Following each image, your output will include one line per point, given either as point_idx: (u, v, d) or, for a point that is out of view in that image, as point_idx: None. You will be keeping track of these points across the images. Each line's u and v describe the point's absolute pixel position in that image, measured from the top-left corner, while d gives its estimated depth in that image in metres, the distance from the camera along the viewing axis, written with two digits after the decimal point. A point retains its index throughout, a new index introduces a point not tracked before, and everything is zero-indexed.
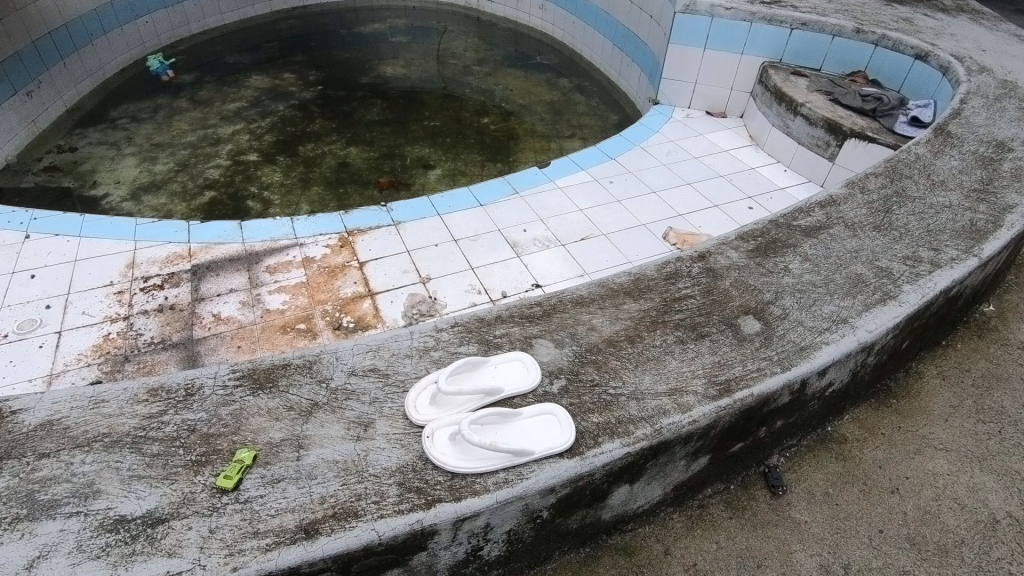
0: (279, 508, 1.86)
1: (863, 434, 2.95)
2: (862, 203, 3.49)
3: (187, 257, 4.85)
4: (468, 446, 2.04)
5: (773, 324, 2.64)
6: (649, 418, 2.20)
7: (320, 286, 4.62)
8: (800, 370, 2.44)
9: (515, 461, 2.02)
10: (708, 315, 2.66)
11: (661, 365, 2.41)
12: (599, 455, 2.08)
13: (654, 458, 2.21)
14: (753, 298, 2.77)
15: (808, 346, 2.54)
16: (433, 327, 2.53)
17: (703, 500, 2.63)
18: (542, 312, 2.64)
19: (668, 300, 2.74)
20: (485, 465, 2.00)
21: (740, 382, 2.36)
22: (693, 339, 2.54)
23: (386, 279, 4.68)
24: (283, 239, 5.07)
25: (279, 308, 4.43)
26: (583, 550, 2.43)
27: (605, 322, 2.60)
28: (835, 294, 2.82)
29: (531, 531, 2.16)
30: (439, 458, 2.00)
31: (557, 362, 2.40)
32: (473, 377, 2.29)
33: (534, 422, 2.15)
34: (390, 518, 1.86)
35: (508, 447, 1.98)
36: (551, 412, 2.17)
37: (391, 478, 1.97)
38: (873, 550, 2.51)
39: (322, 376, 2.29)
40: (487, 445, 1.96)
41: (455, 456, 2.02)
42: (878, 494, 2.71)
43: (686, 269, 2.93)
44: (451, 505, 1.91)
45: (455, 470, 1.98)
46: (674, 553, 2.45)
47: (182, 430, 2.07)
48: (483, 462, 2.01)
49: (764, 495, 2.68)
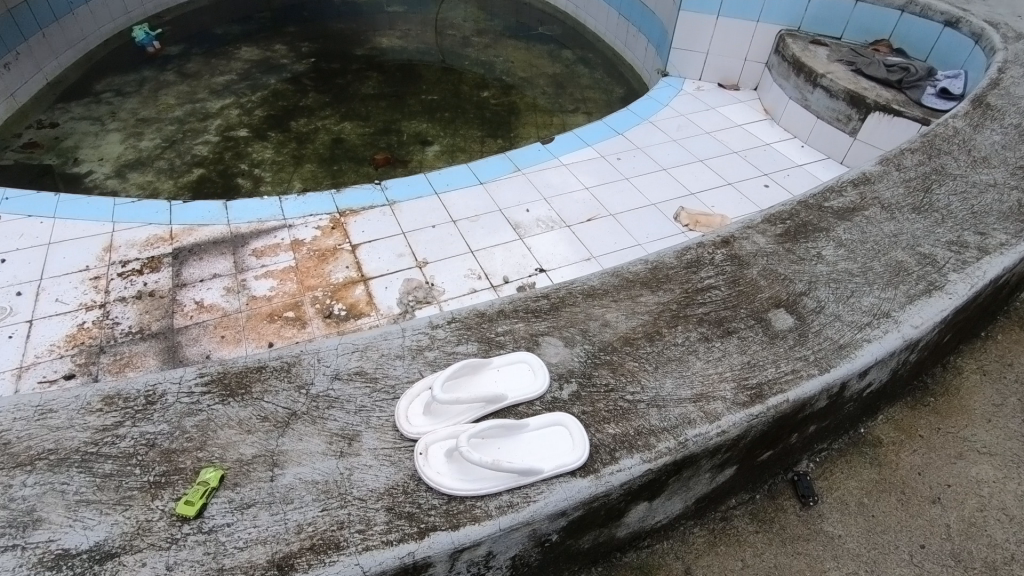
0: (248, 539, 1.61)
1: (899, 437, 2.70)
2: (898, 182, 3.18)
3: (168, 240, 4.57)
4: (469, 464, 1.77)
5: (808, 319, 2.36)
6: (672, 429, 1.94)
7: (310, 271, 4.33)
8: (840, 372, 2.17)
9: (520, 482, 1.76)
10: (735, 309, 2.38)
11: (683, 366, 2.14)
12: (617, 473, 1.82)
13: (677, 474, 1.96)
14: (784, 289, 2.49)
15: (847, 344, 2.26)
16: (428, 323, 2.27)
17: (726, 512, 2.39)
18: (550, 305, 2.37)
19: (690, 291, 2.46)
20: (486, 487, 1.74)
21: (773, 386, 2.10)
22: (718, 336, 2.27)
23: (380, 263, 4.40)
24: (270, 220, 4.78)
25: (266, 295, 4.15)
26: (595, 570, 2.19)
27: (619, 317, 2.33)
28: (874, 284, 2.53)
29: (539, 555, 1.92)
30: (435, 479, 1.74)
31: (567, 364, 2.13)
32: (474, 382, 2.02)
33: (542, 435, 1.89)
34: (377, 550, 1.61)
35: (514, 467, 1.71)
36: (562, 423, 1.92)
37: (378, 501, 1.71)
38: (914, 569, 2.27)
39: (302, 381, 2.02)
40: (490, 464, 1.69)
41: (453, 475, 1.76)
42: (918, 504, 2.47)
43: (708, 256, 2.64)
44: (448, 534, 1.66)
45: (452, 491, 1.72)
46: (695, 573, 2.22)
47: (140, 446, 1.81)
48: (485, 483, 1.75)
49: (793, 506, 2.43)
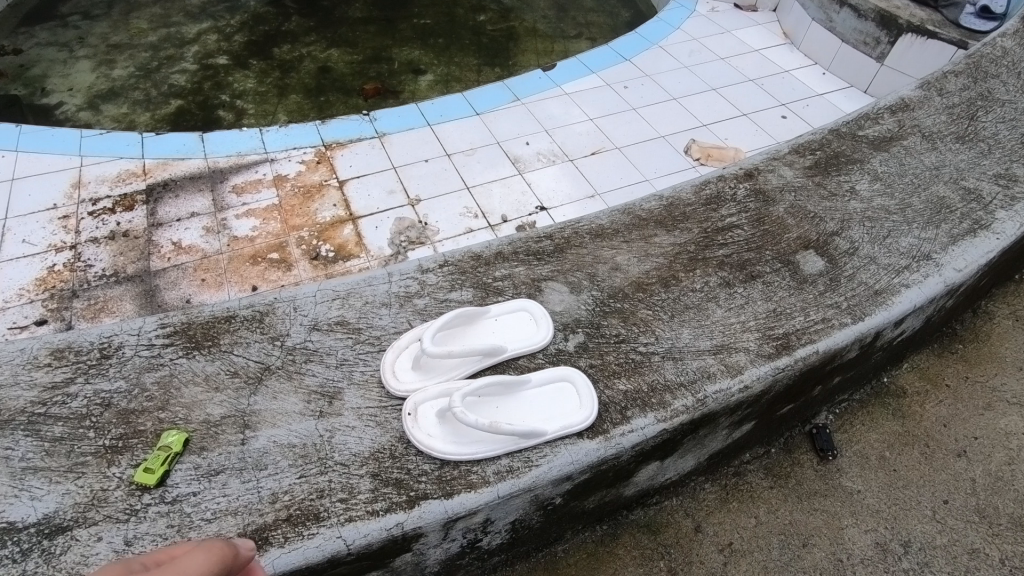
0: (217, 510, 1.44)
1: (924, 386, 2.53)
2: (940, 108, 2.86)
3: (141, 176, 4.26)
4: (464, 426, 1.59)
5: (840, 262, 2.12)
6: (690, 384, 1.74)
7: (294, 209, 4.05)
8: (875, 321, 1.96)
9: (521, 445, 1.58)
10: (759, 251, 2.14)
11: (702, 315, 1.93)
12: (628, 434, 1.64)
13: (693, 433, 1.78)
14: (814, 228, 2.23)
15: (883, 290, 2.04)
16: (417, 267, 2.03)
17: (739, 467, 2.25)
18: (553, 247, 2.12)
19: (709, 230, 2.21)
20: (483, 451, 1.56)
21: (802, 337, 1.88)
22: (740, 281, 2.04)
23: (370, 200, 4.11)
24: (251, 154, 4.45)
25: (248, 235, 3.88)
26: (600, 528, 2.06)
27: (630, 261, 2.09)
28: (913, 223, 2.28)
29: (540, 517, 1.77)
30: (425, 442, 1.56)
31: (573, 313, 1.91)
32: (470, 334, 1.81)
33: (545, 392, 1.70)
34: (362, 521, 1.44)
35: (514, 430, 1.52)
36: (567, 379, 1.73)
37: (362, 467, 1.53)
38: (937, 526, 2.15)
39: (276, 332, 1.81)
40: (488, 427, 1.50)
41: (446, 438, 1.58)
42: (941, 457, 2.33)
43: (729, 190, 2.37)
44: (440, 502, 1.49)
45: (444, 456, 1.55)
46: (706, 530, 2.09)
47: (94, 405, 1.61)
48: (482, 447, 1.57)
49: (810, 460, 2.29)
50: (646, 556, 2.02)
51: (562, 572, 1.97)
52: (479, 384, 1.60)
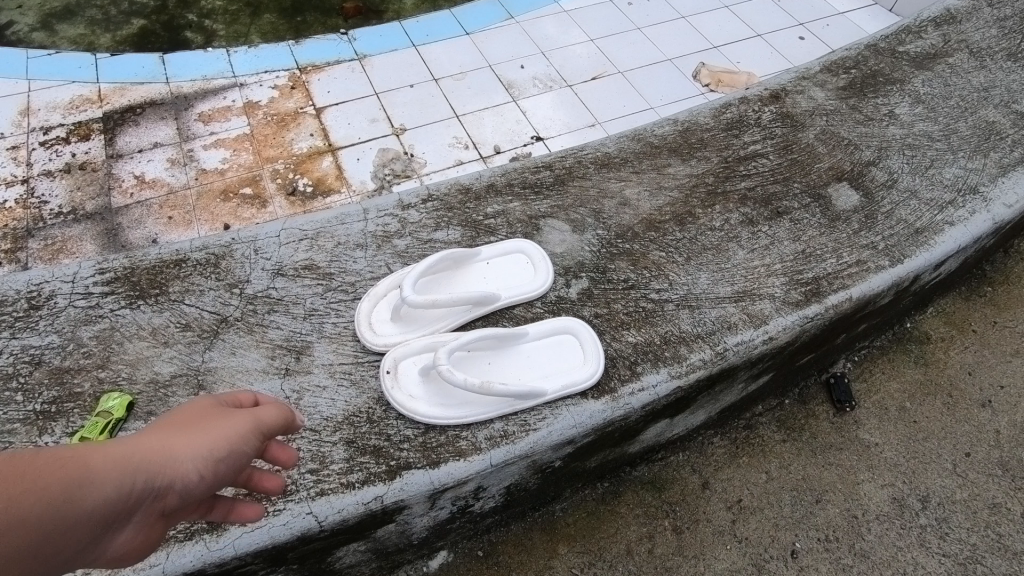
0: None
1: (949, 332, 2.35)
2: (991, 20, 2.52)
3: (96, 102, 3.86)
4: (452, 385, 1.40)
5: (876, 195, 1.88)
6: (708, 336, 1.54)
7: (268, 140, 3.70)
8: (915, 264, 1.73)
9: (517, 407, 1.39)
10: (786, 184, 1.89)
11: (721, 257, 1.70)
12: (637, 394, 1.45)
13: (709, 389, 1.59)
14: (849, 158, 1.97)
15: (925, 228, 1.80)
16: (397, 202, 1.77)
17: (751, 420, 2.09)
18: (554, 179, 1.86)
19: (730, 159, 1.94)
20: (474, 415, 1.37)
21: (833, 282, 1.67)
22: (765, 219, 1.80)
23: (350, 129, 3.76)
24: (218, 78, 4.04)
25: (218, 168, 3.55)
26: (601, 486, 1.92)
27: (641, 195, 1.83)
28: (958, 151, 2.02)
29: (538, 480, 1.61)
30: (407, 405, 1.37)
31: (575, 256, 1.68)
32: (458, 280, 1.58)
33: (545, 347, 1.49)
34: (335, 495, 1.27)
35: (510, 391, 1.33)
36: (571, 332, 1.52)
37: (335, 434, 1.35)
38: (957, 479, 2.02)
39: (234, 279, 1.57)
40: (479, 389, 1.30)
41: (431, 400, 1.38)
42: (965, 407, 2.17)
43: (753, 114, 2.09)
44: (425, 472, 1.31)
45: (429, 419, 1.36)
46: (713, 487, 1.95)
47: (22, 365, 1.40)
48: (472, 409, 1.38)
49: (826, 412, 2.14)
50: (650, 514, 1.89)
51: (561, 532, 1.83)
52: (470, 338, 1.38)
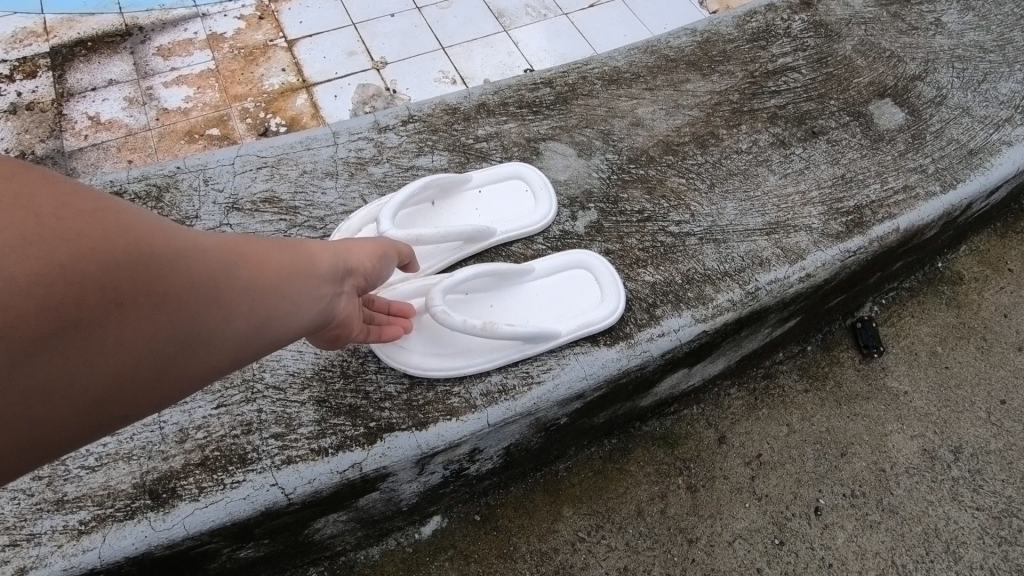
0: (105, 455, 1.06)
1: (984, 272, 2.15)
2: None
3: (42, 35, 3.47)
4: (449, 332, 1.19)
5: (922, 113, 1.64)
6: (736, 274, 1.33)
7: (235, 75, 3.35)
8: (968, 190, 1.51)
9: (528, 352, 1.20)
10: (822, 101, 1.65)
11: (750, 184, 1.47)
12: (656, 339, 1.25)
13: (736, 333, 1.38)
14: (891, 72, 1.73)
15: (978, 149, 1.58)
16: (373, 124, 1.51)
17: (771, 368, 1.91)
18: (555, 97, 1.61)
19: (757, 73, 1.69)
20: (478, 363, 1.18)
21: (877, 210, 1.45)
22: (799, 140, 1.57)
23: (325, 63, 3.41)
24: (178, 8, 3.65)
25: (181, 108, 3.22)
26: (608, 443, 1.74)
27: (655, 114, 1.59)
28: (1014, 64, 1.77)
29: (541, 438, 1.43)
30: (400, 357, 1.17)
31: (581, 184, 1.45)
32: (448, 213, 1.35)
33: (555, 283, 1.29)
34: (306, 463, 1.08)
35: (518, 333, 1.12)
36: (583, 267, 1.32)
37: (304, 393, 1.15)
38: (992, 429, 1.85)
39: (180, 215, 1.34)
40: (481, 332, 1.09)
41: (427, 350, 1.19)
42: (1000, 352, 1.99)
43: (782, 23, 1.82)
44: (409, 434, 1.12)
45: (424, 372, 1.16)
46: (731, 442, 1.77)
47: None
48: (474, 357, 1.18)
49: (852, 359, 1.95)
50: (662, 472, 1.71)
51: (565, 494, 1.65)
52: (465, 275, 1.16)
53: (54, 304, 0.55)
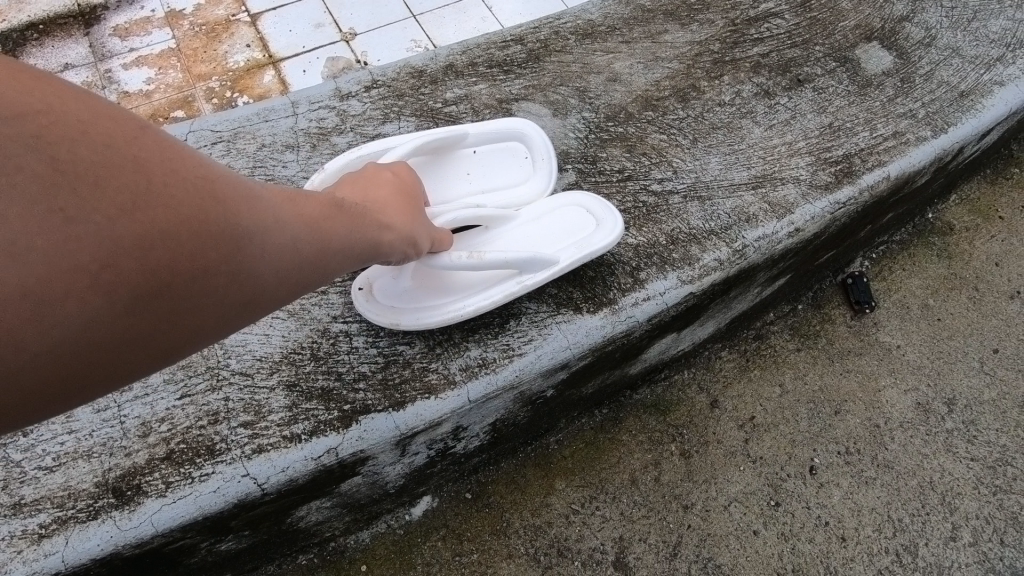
0: (63, 454, 1.00)
1: (975, 221, 2.10)
2: None
3: None
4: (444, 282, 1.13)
5: (911, 55, 1.58)
6: (722, 232, 1.27)
7: (198, 54, 3.19)
8: (959, 134, 1.46)
9: (527, 283, 1.13)
10: (806, 47, 1.57)
11: (733, 137, 1.41)
12: (641, 304, 1.19)
13: (724, 295, 1.33)
14: (877, 14, 1.65)
15: (969, 91, 1.52)
16: (335, 92, 1.43)
17: (762, 329, 1.87)
18: (526, 54, 1.52)
19: (738, 21, 1.61)
20: (473, 304, 1.11)
21: (866, 159, 1.39)
22: (784, 89, 1.49)
23: (292, 38, 3.26)
24: None
25: (143, 90, 3.07)
26: (599, 414, 1.70)
27: (633, 68, 1.51)
28: (1004, 0, 1.70)
29: (528, 413, 1.38)
30: (390, 316, 1.10)
31: (558, 145, 1.38)
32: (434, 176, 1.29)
33: (544, 223, 1.23)
34: (278, 451, 1.02)
35: (509, 258, 1.07)
36: (572, 204, 1.25)
37: (272, 378, 1.09)
38: (985, 379, 1.83)
39: None
40: (470, 263, 1.05)
41: (419, 304, 1.12)
42: (992, 300, 1.96)
43: None
44: (387, 416, 1.07)
45: (421, 322, 1.09)
46: (723, 405, 1.74)
47: None
48: (471, 299, 1.12)
49: (843, 316, 1.92)
50: (655, 440, 1.67)
51: (557, 467, 1.61)
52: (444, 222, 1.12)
53: (139, 273, 0.61)
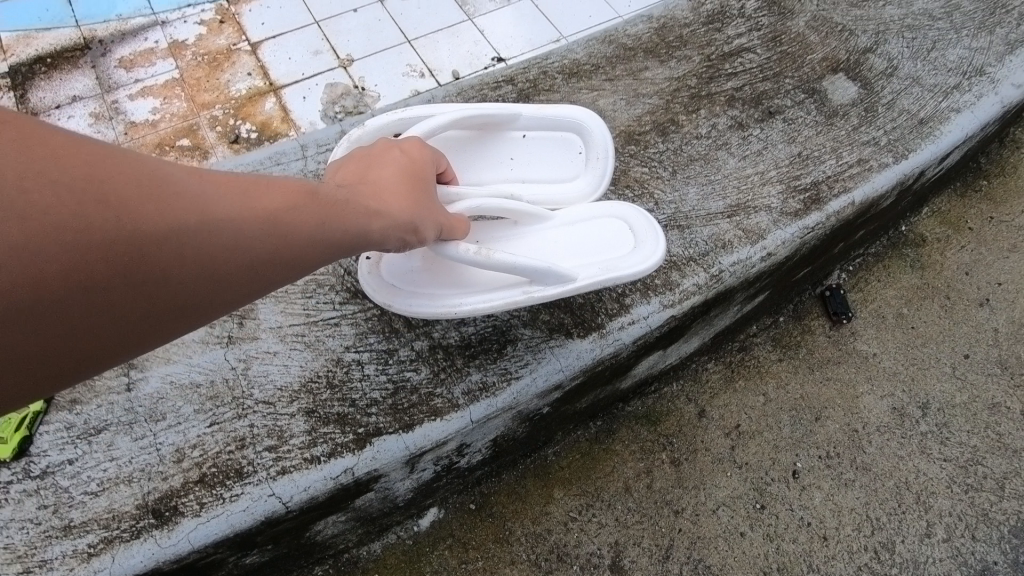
0: (104, 480, 1.11)
1: (946, 232, 2.22)
2: None
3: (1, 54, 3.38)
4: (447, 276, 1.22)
5: (874, 85, 1.70)
6: (701, 258, 1.39)
7: (201, 83, 3.31)
8: (919, 160, 1.58)
9: (531, 298, 1.15)
10: (777, 80, 1.69)
11: (710, 168, 1.52)
12: (627, 328, 1.31)
13: (705, 315, 1.45)
14: (843, 46, 1.77)
15: (929, 118, 1.64)
16: (340, 134, 1.54)
17: (745, 341, 1.98)
18: (517, 94, 1.64)
19: (713, 57, 1.73)
20: (465, 305, 1.17)
21: (833, 186, 1.51)
22: (756, 121, 1.61)
23: (291, 65, 3.38)
24: (136, 18, 3.55)
25: (149, 120, 3.19)
26: (594, 425, 1.80)
27: (616, 105, 1.62)
28: (962, 30, 1.82)
29: (525, 428, 1.48)
30: (387, 297, 1.20)
31: None
32: (472, 151, 1.42)
33: (575, 234, 1.32)
34: (300, 472, 1.13)
35: (514, 265, 1.10)
36: (615, 216, 1.36)
37: (292, 405, 1.19)
38: (956, 383, 1.94)
39: None
40: (475, 258, 1.09)
41: (418, 292, 1.20)
42: (963, 308, 2.07)
43: (736, 4, 1.85)
44: (398, 438, 1.18)
45: (409, 309, 1.18)
46: (710, 415, 1.85)
47: None
48: (467, 299, 1.18)
49: (822, 326, 2.03)
50: (646, 449, 1.78)
51: (555, 477, 1.72)
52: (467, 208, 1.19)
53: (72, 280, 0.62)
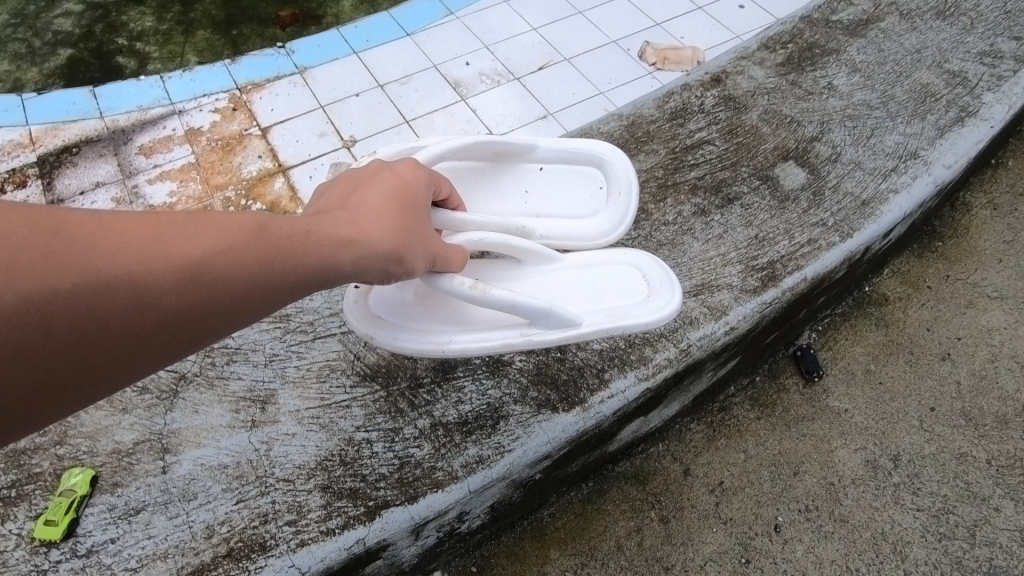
0: (143, 557, 1.24)
1: (907, 291, 2.39)
2: None
3: (29, 145, 3.55)
4: (444, 314, 1.41)
5: (821, 171, 1.91)
6: (671, 334, 1.56)
7: (215, 167, 3.51)
8: (862, 238, 1.78)
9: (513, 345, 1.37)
10: (734, 169, 1.91)
11: (677, 251, 1.72)
12: (607, 400, 1.47)
13: (678, 384, 1.61)
14: (792, 136, 2.01)
15: (870, 199, 1.84)
16: None
17: (725, 401, 2.13)
18: None
19: (677, 149, 1.96)
20: (450, 347, 1.37)
21: (787, 264, 1.70)
22: (717, 207, 1.82)
23: (299, 147, 3.59)
24: (154, 107, 3.75)
25: (165, 202, 3.37)
26: (586, 487, 1.93)
27: None
28: (897, 117, 2.06)
29: (520, 493, 1.61)
30: (371, 332, 1.39)
31: None
32: (490, 177, 1.64)
33: (578, 281, 1.53)
34: (317, 544, 1.26)
35: (508, 300, 1.28)
36: (621, 262, 1.58)
37: (309, 482, 1.34)
38: (924, 435, 2.08)
39: None
40: (469, 291, 1.25)
41: (403, 328, 1.39)
42: (927, 362, 2.22)
43: (696, 101, 2.10)
44: (404, 509, 1.31)
45: (393, 344, 1.37)
46: (695, 473, 1.98)
47: None
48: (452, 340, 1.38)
49: (796, 384, 2.18)
50: (635, 508, 1.90)
51: (551, 537, 1.83)
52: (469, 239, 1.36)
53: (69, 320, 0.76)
